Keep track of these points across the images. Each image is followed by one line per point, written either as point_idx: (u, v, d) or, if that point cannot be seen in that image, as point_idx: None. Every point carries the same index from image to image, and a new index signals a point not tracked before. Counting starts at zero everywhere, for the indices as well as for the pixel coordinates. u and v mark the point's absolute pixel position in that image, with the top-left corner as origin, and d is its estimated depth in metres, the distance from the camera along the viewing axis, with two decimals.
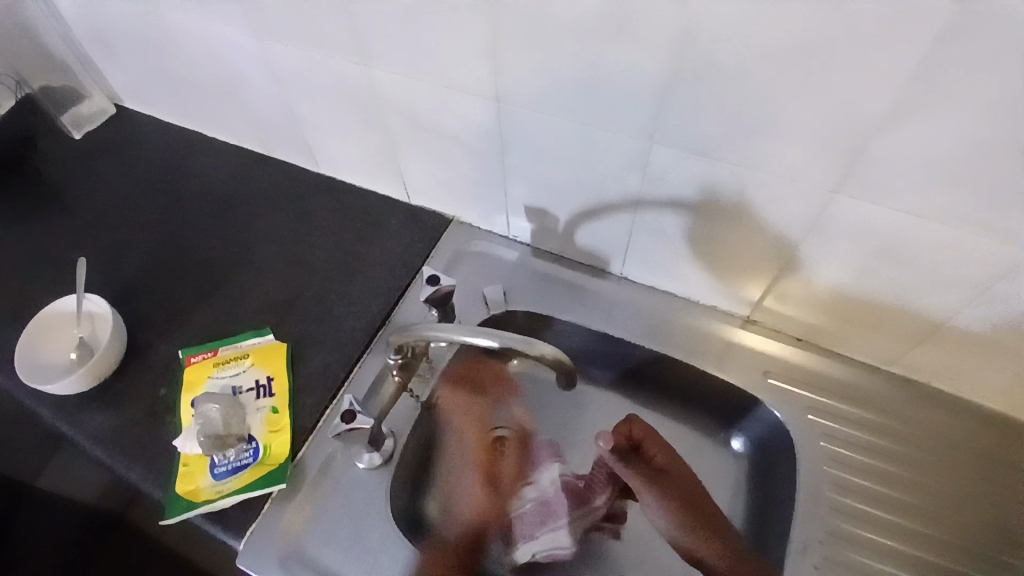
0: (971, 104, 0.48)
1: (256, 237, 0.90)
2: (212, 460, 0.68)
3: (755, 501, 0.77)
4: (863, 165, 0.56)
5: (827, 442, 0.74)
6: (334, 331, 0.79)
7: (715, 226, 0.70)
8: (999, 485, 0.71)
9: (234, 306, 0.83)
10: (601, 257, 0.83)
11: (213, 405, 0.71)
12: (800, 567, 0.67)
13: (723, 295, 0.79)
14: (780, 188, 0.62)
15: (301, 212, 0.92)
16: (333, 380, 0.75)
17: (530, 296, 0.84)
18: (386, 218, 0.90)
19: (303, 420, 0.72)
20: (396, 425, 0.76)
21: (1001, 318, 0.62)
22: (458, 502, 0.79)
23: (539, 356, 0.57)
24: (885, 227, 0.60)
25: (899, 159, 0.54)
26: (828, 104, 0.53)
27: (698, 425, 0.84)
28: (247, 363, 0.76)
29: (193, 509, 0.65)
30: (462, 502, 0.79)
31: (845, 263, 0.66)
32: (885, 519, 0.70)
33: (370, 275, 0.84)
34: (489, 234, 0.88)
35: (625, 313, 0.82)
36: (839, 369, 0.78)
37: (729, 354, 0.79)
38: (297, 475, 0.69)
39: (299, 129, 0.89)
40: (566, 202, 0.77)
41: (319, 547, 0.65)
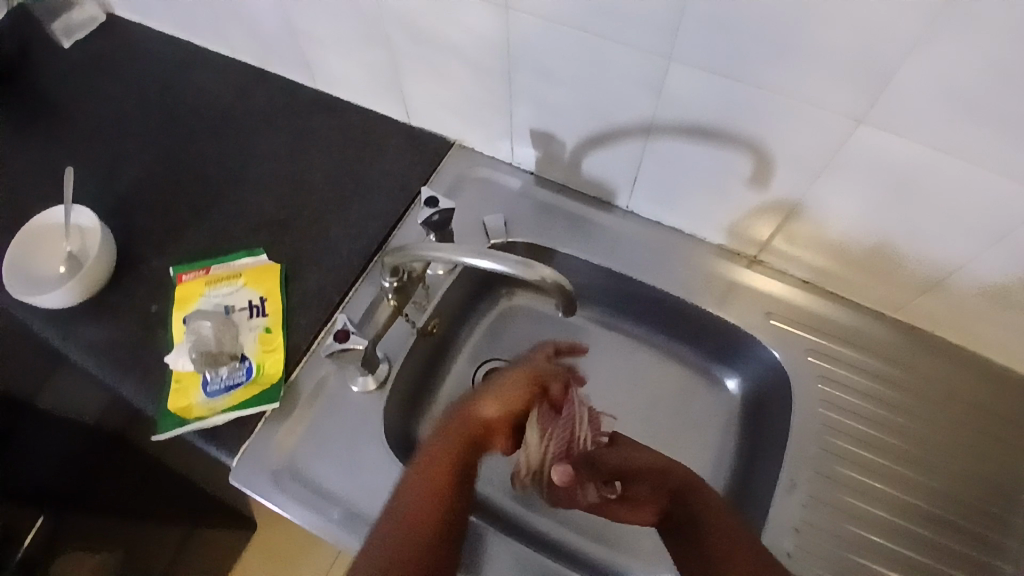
0: (1016, 20, 0.44)
1: (250, 155, 0.86)
2: (205, 377, 0.67)
3: (747, 440, 0.77)
4: (891, 97, 0.53)
5: (824, 385, 0.73)
6: (330, 252, 0.77)
7: (729, 158, 0.67)
8: (995, 435, 0.71)
9: (228, 224, 0.80)
10: (608, 189, 0.80)
11: (205, 323, 0.70)
12: (786, 505, 0.67)
13: (731, 233, 0.76)
14: (801, 115, 0.58)
15: (297, 130, 0.88)
16: (327, 301, 0.73)
17: (532, 226, 0.81)
18: (386, 139, 0.86)
19: (296, 339, 0.71)
20: (392, 351, 0.72)
21: (1016, 267, 0.60)
22: None
23: (540, 280, 0.55)
24: (909, 160, 0.57)
25: (928, 90, 0.51)
26: (862, 21, 0.49)
27: (695, 364, 0.83)
28: (239, 283, 0.74)
29: (186, 425, 0.65)
30: None
31: (862, 199, 0.63)
32: (875, 465, 0.70)
33: (367, 198, 0.81)
34: (493, 161, 0.85)
35: (628, 248, 0.80)
36: (841, 312, 0.76)
37: (733, 293, 0.77)
38: (291, 395, 0.68)
39: (294, 43, 0.84)
40: (575, 127, 0.73)
41: (312, 464, 0.65)
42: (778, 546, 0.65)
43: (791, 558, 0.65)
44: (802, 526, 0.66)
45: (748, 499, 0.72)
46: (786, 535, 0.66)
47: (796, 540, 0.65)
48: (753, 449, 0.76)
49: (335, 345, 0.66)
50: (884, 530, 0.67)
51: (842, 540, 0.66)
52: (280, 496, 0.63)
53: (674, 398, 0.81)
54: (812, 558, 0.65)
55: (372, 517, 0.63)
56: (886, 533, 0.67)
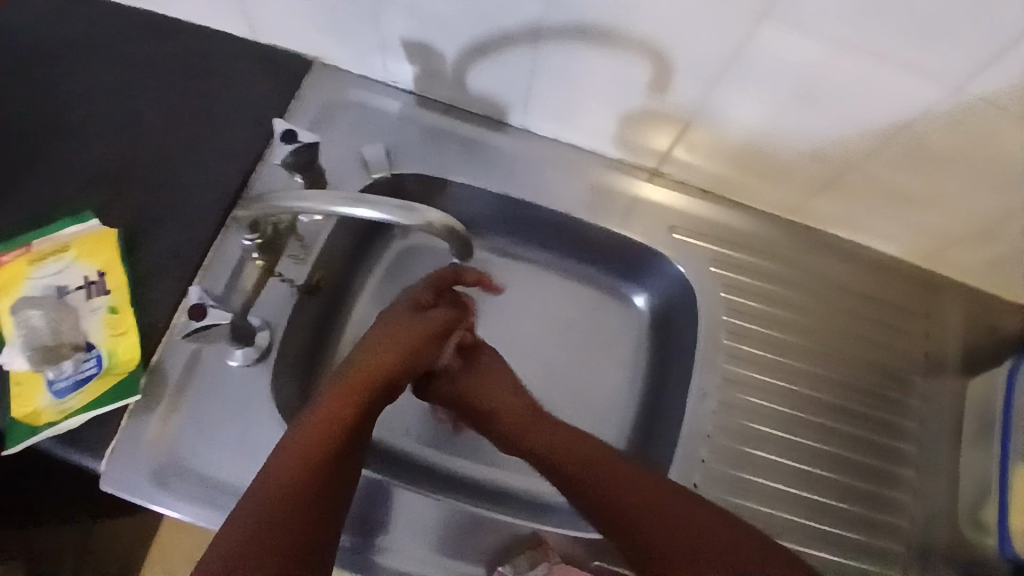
0: None
1: (58, 95, 0.69)
2: (48, 376, 0.57)
3: (658, 357, 0.76)
4: None
5: (729, 293, 0.72)
6: (177, 209, 0.65)
7: (626, 63, 0.59)
8: (882, 324, 0.74)
9: (40, 186, 0.65)
10: (498, 106, 0.71)
11: (33, 313, 0.58)
12: (699, 414, 0.68)
13: (630, 146, 0.71)
14: (700, 11, 0.51)
15: (113, 59, 0.71)
16: (183, 268, 0.63)
17: (418, 155, 0.72)
18: (229, 62, 0.71)
19: (151, 315, 0.61)
20: (272, 315, 0.64)
21: (908, 163, 0.59)
22: None
23: (426, 226, 0.49)
24: (809, 57, 0.52)
25: None
26: None
27: (604, 285, 0.79)
28: (69, 258, 0.62)
29: (37, 434, 0.55)
30: None
31: (761, 100, 0.58)
32: (778, 365, 0.71)
33: (215, 137, 0.68)
34: (364, 81, 0.73)
35: (525, 170, 0.73)
36: (742, 219, 0.74)
37: (636, 210, 0.73)
38: (155, 381, 0.60)
39: None
40: (454, 37, 0.63)
41: (193, 452, 0.58)
42: (694, 455, 0.66)
43: (707, 463, 0.66)
44: (715, 432, 0.67)
45: (662, 414, 0.72)
46: (700, 444, 0.66)
47: (710, 446, 0.67)
48: (663, 365, 0.75)
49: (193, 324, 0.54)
50: (789, 425, 0.69)
51: (753, 439, 0.68)
52: (166, 496, 0.56)
53: (587, 323, 0.78)
54: (724, 461, 0.67)
55: None
56: (790, 427, 0.69)
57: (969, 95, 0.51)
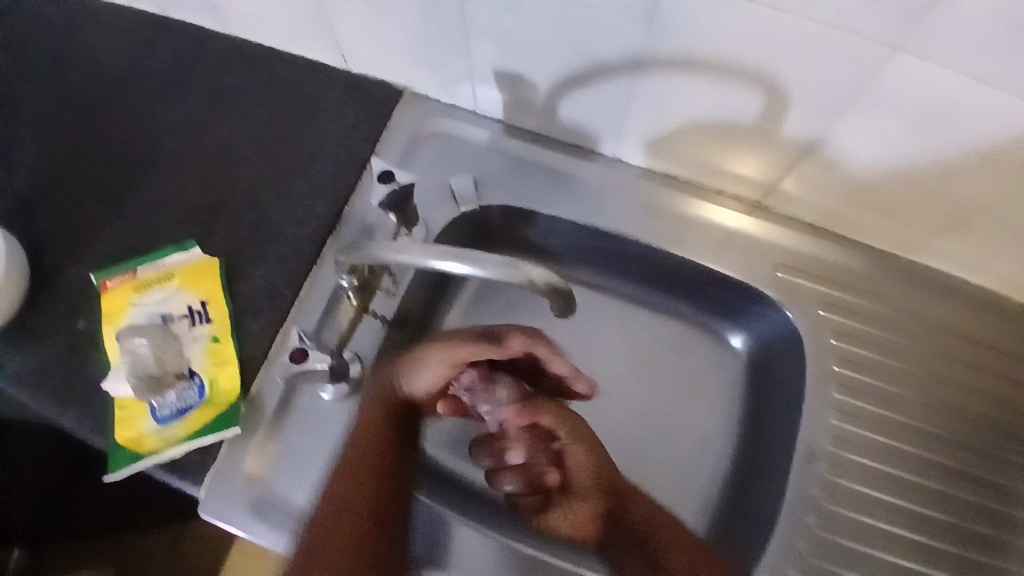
0: None
1: (165, 126, 0.72)
2: (152, 404, 0.59)
3: (753, 400, 0.72)
4: (934, 22, 0.43)
5: (839, 340, 0.67)
6: (274, 240, 0.66)
7: (732, 96, 0.56)
8: (1010, 378, 0.67)
9: (151, 216, 0.68)
10: (589, 135, 0.69)
11: (138, 340, 0.61)
12: (805, 474, 0.63)
13: (730, 178, 0.67)
14: (821, 44, 0.47)
15: (215, 90, 0.74)
16: (279, 300, 0.64)
17: (506, 186, 0.70)
18: (323, 92, 0.72)
19: (251, 348, 0.62)
20: (363, 349, 0.63)
21: None
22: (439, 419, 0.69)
23: (528, 285, 0.44)
24: (948, 94, 0.47)
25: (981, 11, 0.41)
26: None
27: (696, 320, 0.76)
28: (173, 286, 0.64)
29: (139, 461, 0.57)
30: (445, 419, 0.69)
31: (886, 136, 0.53)
32: (891, 421, 0.65)
33: (310, 169, 0.69)
34: (453, 110, 0.72)
35: (616, 202, 0.70)
36: (852, 258, 0.69)
37: (736, 247, 0.69)
38: (252, 412, 0.60)
39: None
40: (548, 68, 0.61)
41: (287, 485, 0.59)
42: (797, 520, 0.62)
43: (812, 530, 0.61)
44: (821, 495, 0.63)
45: (761, 467, 0.68)
46: (806, 509, 0.62)
47: (815, 511, 0.62)
48: (761, 412, 0.71)
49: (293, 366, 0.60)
50: (904, 490, 0.64)
51: (861, 504, 0.63)
52: (261, 526, 0.57)
53: (676, 360, 0.75)
54: (830, 527, 0.62)
55: None
56: (904, 492, 0.64)
57: None
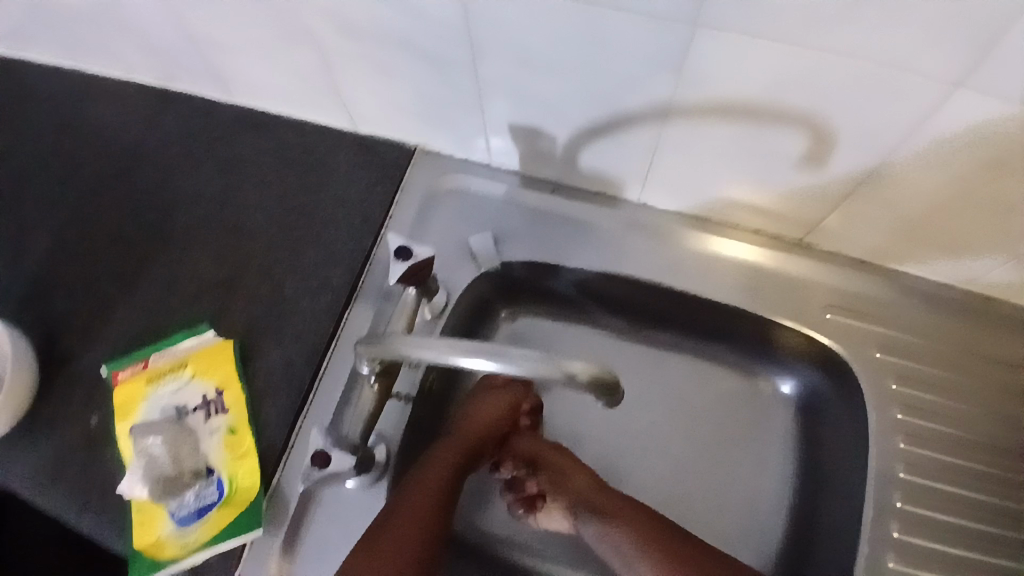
0: None
1: (170, 201, 0.70)
2: (170, 505, 0.56)
3: (809, 451, 0.67)
4: (1010, 51, 0.38)
5: (901, 385, 0.62)
6: (287, 316, 0.62)
7: (771, 138, 0.52)
8: None
9: (158, 297, 0.65)
10: (614, 182, 0.65)
11: (152, 440, 0.57)
12: (876, 537, 0.57)
13: (769, 217, 0.62)
14: (877, 80, 0.43)
15: (220, 160, 0.71)
16: (296, 381, 0.60)
17: (528, 241, 0.66)
18: (331, 155, 0.69)
19: (268, 437, 0.58)
20: (387, 429, 0.60)
21: None
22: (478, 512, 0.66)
23: (569, 379, 0.41)
24: (1021, 125, 0.43)
25: None
26: None
27: (739, 366, 0.71)
28: (186, 375, 0.61)
29: (162, 568, 0.54)
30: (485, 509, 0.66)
31: (945, 172, 0.49)
32: (964, 470, 0.60)
33: (321, 237, 0.66)
34: (467, 164, 0.68)
35: (646, 250, 0.66)
36: (906, 294, 0.64)
37: (779, 288, 0.64)
38: (274, 508, 0.56)
39: (194, 53, 0.65)
40: (567, 120, 0.57)
41: None
42: None
43: None
44: (898, 559, 0.57)
45: (824, 528, 0.62)
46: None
47: None
48: (818, 463, 0.65)
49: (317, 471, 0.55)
50: (986, 547, 0.58)
51: (945, 567, 0.57)
52: None
53: (721, 411, 0.70)
54: None
55: None
56: (986, 548, 0.58)
57: None
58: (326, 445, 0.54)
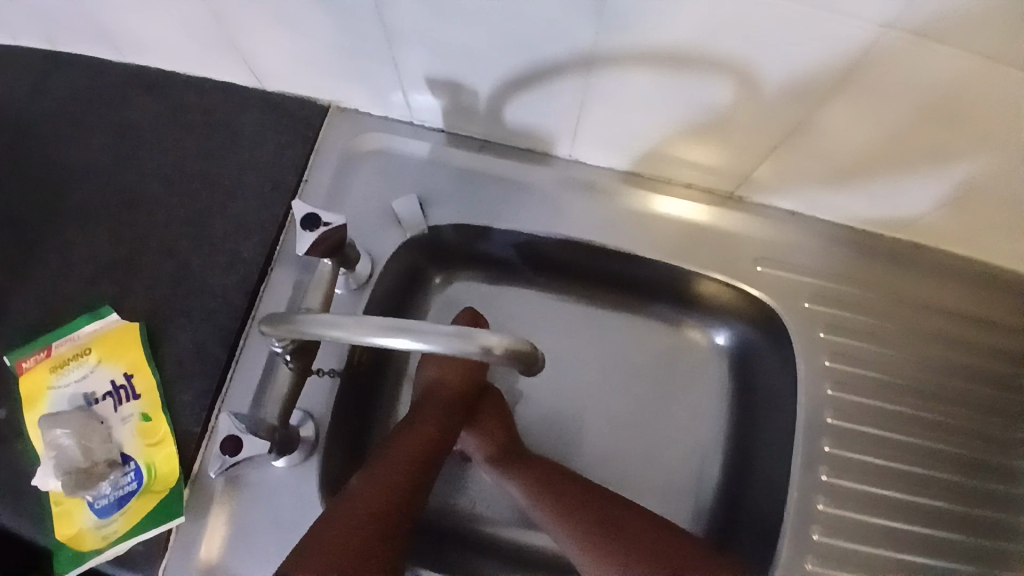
0: None
1: (62, 175, 0.63)
2: (87, 498, 0.54)
3: (744, 401, 0.68)
4: None
5: (829, 334, 0.62)
6: (200, 294, 0.59)
7: (696, 90, 0.49)
8: (1002, 353, 0.64)
9: (56, 281, 0.60)
10: (542, 138, 0.61)
11: (59, 431, 0.54)
12: (806, 482, 0.59)
13: (701, 171, 0.60)
14: (802, 25, 0.40)
15: (116, 127, 0.65)
16: (214, 363, 0.57)
17: (456, 203, 0.63)
18: (237, 117, 0.64)
19: (187, 422, 0.55)
20: (315, 406, 0.58)
21: None
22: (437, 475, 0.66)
23: (483, 353, 0.38)
24: (950, 65, 0.41)
25: None
26: None
27: (676, 322, 0.70)
28: (93, 361, 0.57)
29: (84, 561, 0.52)
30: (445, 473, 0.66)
31: (874, 119, 0.47)
32: (888, 413, 0.61)
33: (231, 208, 0.61)
34: (388, 122, 0.64)
35: (580, 207, 0.63)
36: (836, 243, 0.64)
37: (714, 243, 0.63)
38: (197, 492, 0.55)
39: (63, 4, 0.57)
40: (486, 71, 0.53)
41: (248, 568, 0.54)
42: (803, 531, 0.58)
43: (818, 541, 0.58)
44: (825, 502, 0.59)
45: (758, 476, 0.64)
46: (810, 519, 0.58)
47: (821, 520, 0.58)
48: (753, 414, 0.67)
49: (227, 459, 0.50)
50: (909, 485, 0.60)
51: (869, 506, 0.59)
52: None
53: (658, 367, 0.70)
54: (839, 536, 0.58)
55: None
56: (909, 486, 0.60)
57: None
58: (238, 430, 0.49)
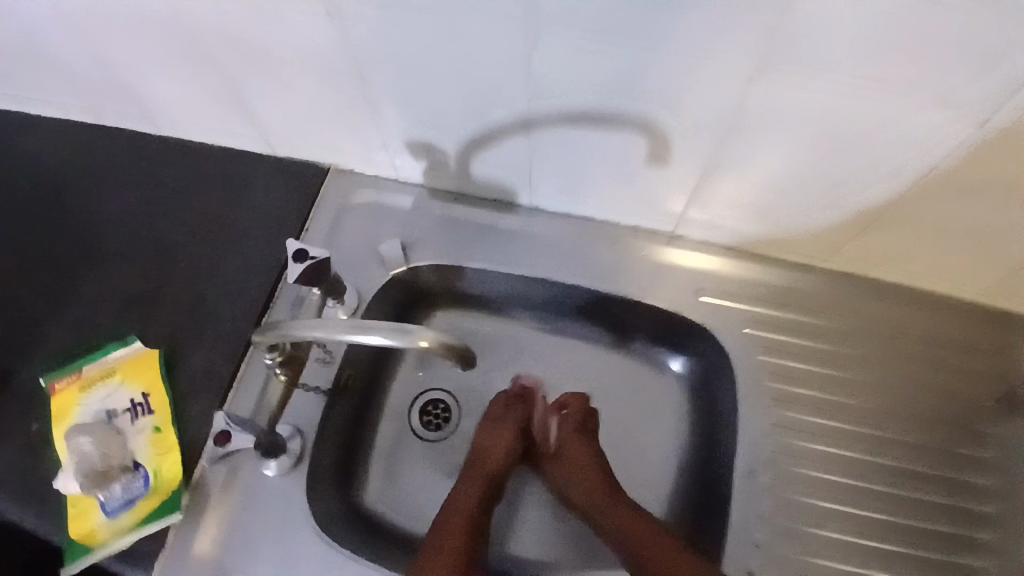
0: None
1: (106, 226, 0.76)
2: (99, 498, 0.60)
3: (702, 422, 0.73)
4: (777, 45, 0.46)
5: (766, 355, 0.69)
6: (212, 324, 0.69)
7: (622, 140, 0.59)
8: (940, 371, 0.69)
9: (93, 314, 0.71)
10: (507, 188, 0.72)
11: (82, 439, 0.62)
12: (748, 492, 0.64)
13: (644, 213, 0.70)
14: (687, 79, 0.51)
15: (152, 189, 0.77)
16: (219, 382, 0.65)
17: (435, 245, 0.73)
18: (253, 177, 0.76)
19: (193, 432, 0.63)
20: (304, 422, 0.65)
21: (930, 207, 0.57)
22: (408, 480, 0.73)
23: (422, 345, 0.47)
24: (812, 105, 0.50)
25: (813, 32, 0.44)
26: None
27: (636, 351, 0.77)
28: (116, 380, 0.66)
29: (91, 555, 0.58)
30: (414, 479, 0.73)
31: (768, 160, 0.57)
32: (828, 427, 0.67)
33: (243, 251, 0.72)
34: (379, 180, 0.76)
35: (544, 246, 0.73)
36: (771, 275, 0.72)
37: (663, 276, 0.71)
38: (197, 496, 0.62)
39: (122, 87, 0.72)
40: (453, 131, 0.65)
41: (239, 565, 0.60)
42: (748, 538, 0.62)
43: (762, 548, 0.62)
44: (769, 511, 0.63)
45: (712, 491, 0.68)
46: (754, 525, 0.63)
47: (764, 527, 0.63)
48: (709, 435, 0.72)
49: None
50: (853, 496, 0.64)
51: (812, 516, 0.63)
52: None
53: (623, 393, 0.76)
54: (783, 543, 0.62)
55: None
56: (850, 498, 0.64)
57: (997, 130, 0.48)
58: None
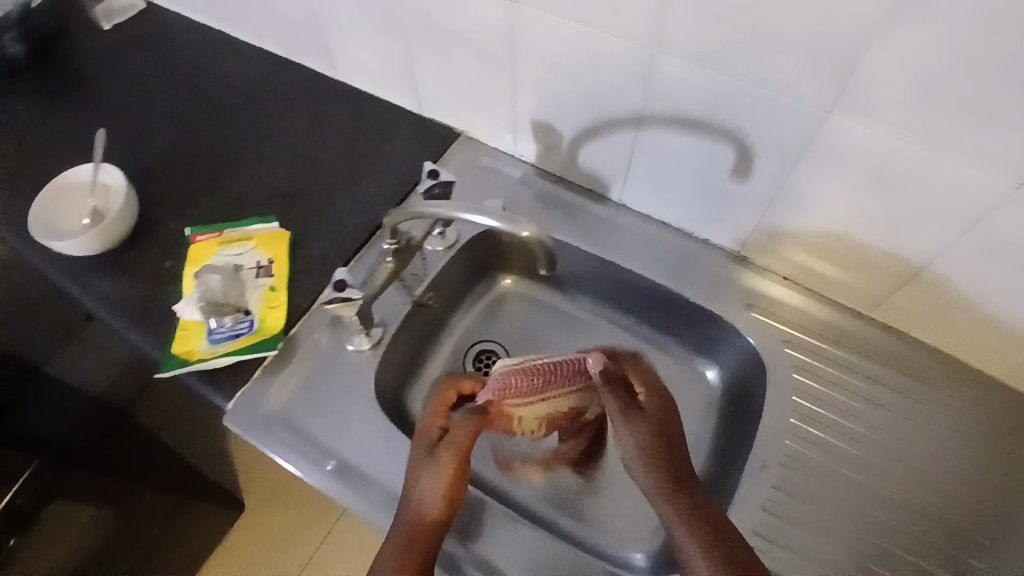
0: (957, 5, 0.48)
1: (269, 133, 0.92)
2: (210, 326, 0.71)
3: (725, 427, 0.80)
4: (854, 88, 0.58)
5: (799, 375, 0.76)
6: (336, 224, 0.82)
7: (714, 151, 0.72)
8: (963, 432, 0.73)
9: (243, 195, 0.85)
10: (603, 181, 0.85)
11: (213, 277, 0.75)
12: (756, 485, 0.70)
13: (715, 228, 0.81)
14: (775, 106, 0.63)
15: (313, 115, 0.94)
16: (331, 268, 0.78)
17: (529, 213, 0.86)
18: (398, 127, 0.92)
19: (299, 299, 0.75)
20: (388, 317, 0.76)
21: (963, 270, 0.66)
22: None
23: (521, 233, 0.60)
24: (876, 147, 0.61)
25: (885, 81, 0.56)
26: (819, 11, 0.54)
27: (679, 353, 0.87)
28: (250, 245, 0.79)
29: (187, 367, 0.68)
30: None
31: (835, 192, 0.68)
32: (842, 452, 0.72)
33: (376, 178, 0.87)
34: (497, 152, 0.90)
35: (621, 236, 0.84)
36: (817, 309, 0.80)
37: (719, 286, 0.81)
38: (287, 349, 0.73)
39: (318, 30, 0.89)
40: (574, 117, 0.78)
41: (302, 414, 0.69)
42: (747, 523, 0.67)
43: (758, 536, 0.67)
44: (771, 506, 0.69)
45: (723, 483, 0.74)
46: (754, 513, 0.68)
47: (764, 518, 0.68)
48: (729, 436, 0.79)
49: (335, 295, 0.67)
50: (851, 517, 0.69)
51: (810, 522, 0.68)
52: (271, 440, 0.66)
53: None
54: (779, 536, 0.67)
55: (358, 469, 0.66)
56: (851, 518, 0.69)
57: None
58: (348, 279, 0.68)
